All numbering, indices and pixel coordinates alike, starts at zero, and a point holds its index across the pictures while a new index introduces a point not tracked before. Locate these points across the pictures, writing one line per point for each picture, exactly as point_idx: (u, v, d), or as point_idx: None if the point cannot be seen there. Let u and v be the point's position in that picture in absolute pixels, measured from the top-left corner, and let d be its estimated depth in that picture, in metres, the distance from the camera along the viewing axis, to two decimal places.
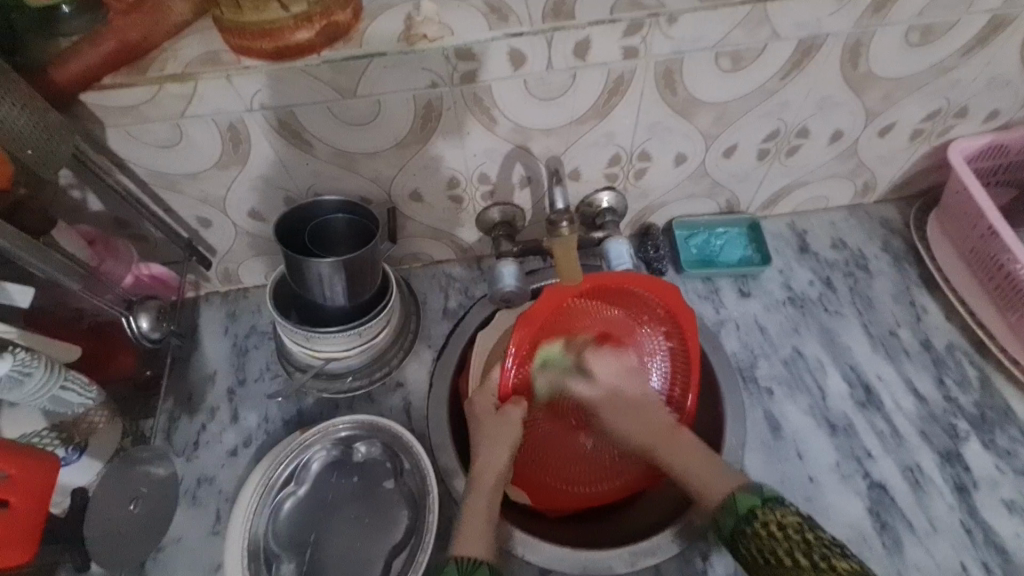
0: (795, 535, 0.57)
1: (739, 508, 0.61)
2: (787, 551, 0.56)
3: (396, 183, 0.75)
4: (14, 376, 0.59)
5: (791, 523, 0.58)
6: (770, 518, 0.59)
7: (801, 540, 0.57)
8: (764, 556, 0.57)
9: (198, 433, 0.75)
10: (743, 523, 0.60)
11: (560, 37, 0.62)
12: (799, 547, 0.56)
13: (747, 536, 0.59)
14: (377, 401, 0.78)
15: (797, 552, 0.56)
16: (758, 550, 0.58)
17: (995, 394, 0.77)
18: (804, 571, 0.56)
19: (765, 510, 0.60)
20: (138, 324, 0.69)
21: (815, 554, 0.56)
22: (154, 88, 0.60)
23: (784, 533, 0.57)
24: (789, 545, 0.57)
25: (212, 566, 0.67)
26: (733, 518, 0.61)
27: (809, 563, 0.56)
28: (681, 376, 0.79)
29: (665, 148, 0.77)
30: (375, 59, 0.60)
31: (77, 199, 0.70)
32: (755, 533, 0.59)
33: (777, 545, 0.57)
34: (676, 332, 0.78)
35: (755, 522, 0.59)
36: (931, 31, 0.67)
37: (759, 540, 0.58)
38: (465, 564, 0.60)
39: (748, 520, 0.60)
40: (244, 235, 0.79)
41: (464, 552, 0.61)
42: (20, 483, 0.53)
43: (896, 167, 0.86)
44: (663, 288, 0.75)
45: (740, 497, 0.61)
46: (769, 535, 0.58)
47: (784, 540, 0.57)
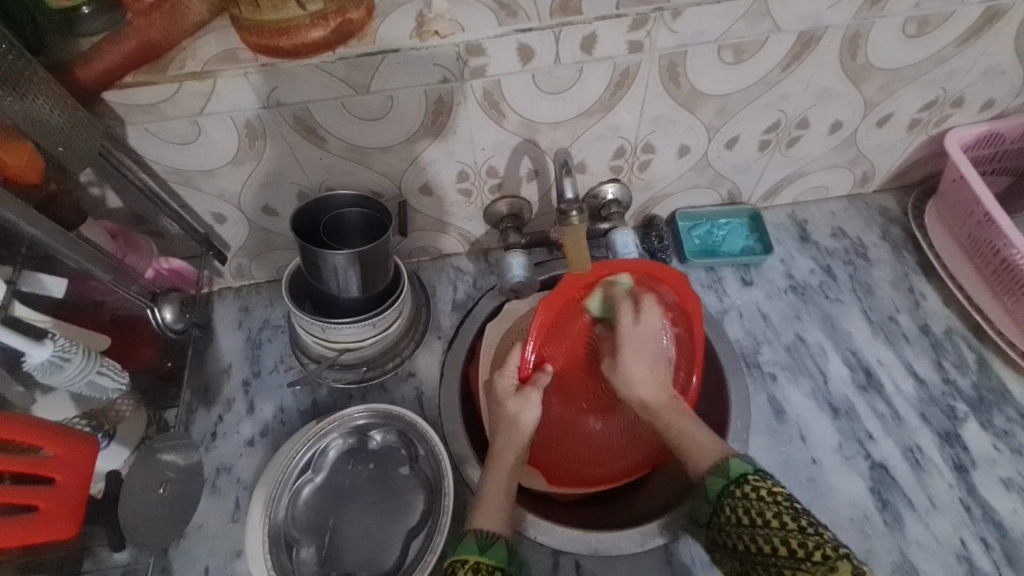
0: (784, 501, 0.57)
1: (731, 472, 0.61)
2: (773, 513, 0.56)
3: (406, 177, 0.77)
4: (54, 361, 0.61)
5: (782, 491, 0.58)
6: (762, 484, 0.59)
7: (788, 506, 0.56)
8: (748, 518, 0.57)
9: (215, 424, 0.77)
10: (732, 485, 0.60)
11: (568, 32, 0.63)
12: (785, 511, 0.56)
13: (736, 497, 0.59)
14: (390, 390, 0.80)
15: (784, 516, 0.56)
16: (744, 509, 0.58)
17: (993, 376, 0.79)
18: (787, 533, 0.55)
19: (756, 478, 0.60)
20: (162, 315, 0.71)
21: (801, 519, 0.56)
22: (174, 86, 0.62)
23: (773, 498, 0.57)
24: (776, 509, 0.56)
25: (233, 552, 0.69)
26: (723, 481, 0.61)
27: (793, 526, 0.55)
28: (686, 365, 0.81)
29: (669, 140, 0.78)
30: (388, 56, 0.62)
31: (97, 196, 0.72)
32: (744, 495, 0.59)
33: (764, 508, 0.57)
34: (685, 320, 0.79)
35: (744, 485, 0.59)
36: (927, 22, 0.69)
37: (747, 501, 0.58)
38: (482, 538, 0.62)
39: (739, 483, 0.60)
40: (258, 231, 0.81)
41: (482, 524, 0.63)
42: (67, 464, 0.55)
43: (894, 157, 0.88)
44: (675, 277, 0.75)
45: (733, 462, 0.62)
46: (757, 498, 0.58)
47: (773, 503, 0.57)
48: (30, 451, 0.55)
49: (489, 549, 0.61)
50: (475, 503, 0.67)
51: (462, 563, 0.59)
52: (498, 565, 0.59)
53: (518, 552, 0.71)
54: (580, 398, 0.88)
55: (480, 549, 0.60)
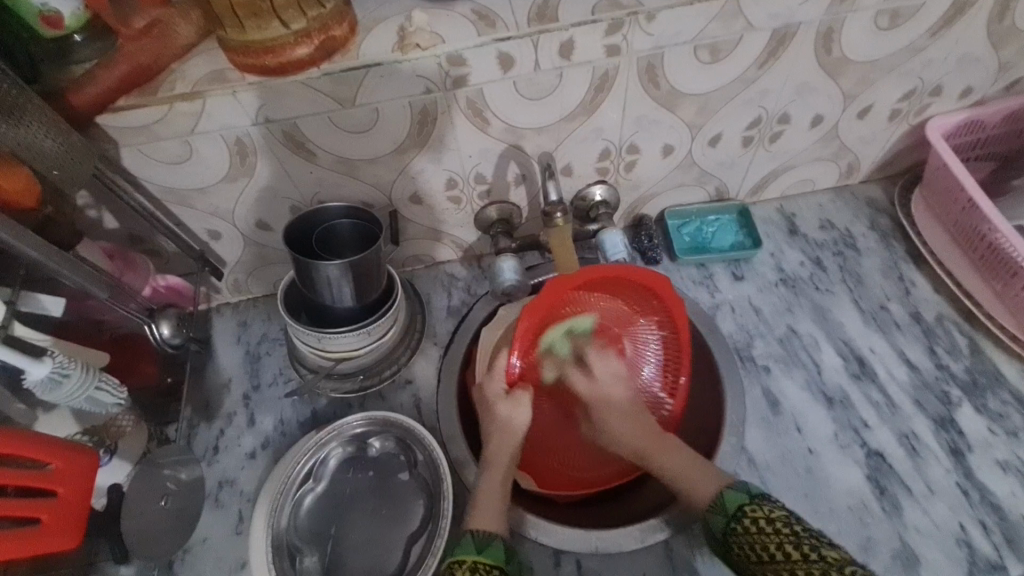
0: (784, 528, 0.59)
1: (728, 507, 0.63)
2: (778, 545, 0.58)
3: (396, 187, 0.79)
4: (53, 377, 0.62)
5: (779, 517, 0.60)
6: (759, 513, 0.61)
7: (790, 532, 0.58)
8: (756, 552, 0.59)
9: (216, 438, 0.78)
10: (732, 522, 0.62)
11: (545, 39, 0.65)
12: (787, 540, 0.58)
13: (738, 534, 0.61)
14: (388, 398, 0.81)
15: (788, 546, 0.58)
16: (749, 546, 0.60)
17: (985, 361, 0.80)
18: (794, 564, 0.57)
19: (752, 507, 0.61)
20: (159, 330, 0.73)
21: (804, 546, 0.57)
22: (165, 108, 0.63)
23: (774, 527, 0.59)
24: (779, 539, 0.58)
25: (237, 564, 0.70)
26: (722, 518, 0.62)
27: (798, 555, 0.57)
28: (673, 360, 0.82)
29: (653, 141, 0.80)
30: (371, 70, 0.64)
31: (94, 218, 0.73)
32: (746, 530, 0.60)
33: (768, 540, 0.59)
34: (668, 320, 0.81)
35: (744, 519, 0.61)
36: (898, 14, 0.71)
37: (750, 536, 0.60)
38: (481, 537, 0.63)
39: (738, 518, 0.61)
40: (253, 246, 0.83)
41: (480, 525, 0.64)
42: (69, 476, 0.56)
43: (877, 147, 0.89)
44: (656, 278, 0.77)
45: (728, 495, 0.63)
46: (759, 530, 0.60)
47: (775, 534, 0.59)
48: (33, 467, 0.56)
49: (486, 551, 0.62)
50: (472, 504, 0.68)
51: (460, 563, 0.60)
52: (495, 564, 0.61)
53: (521, 554, 0.71)
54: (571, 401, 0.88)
55: (478, 551, 0.61)
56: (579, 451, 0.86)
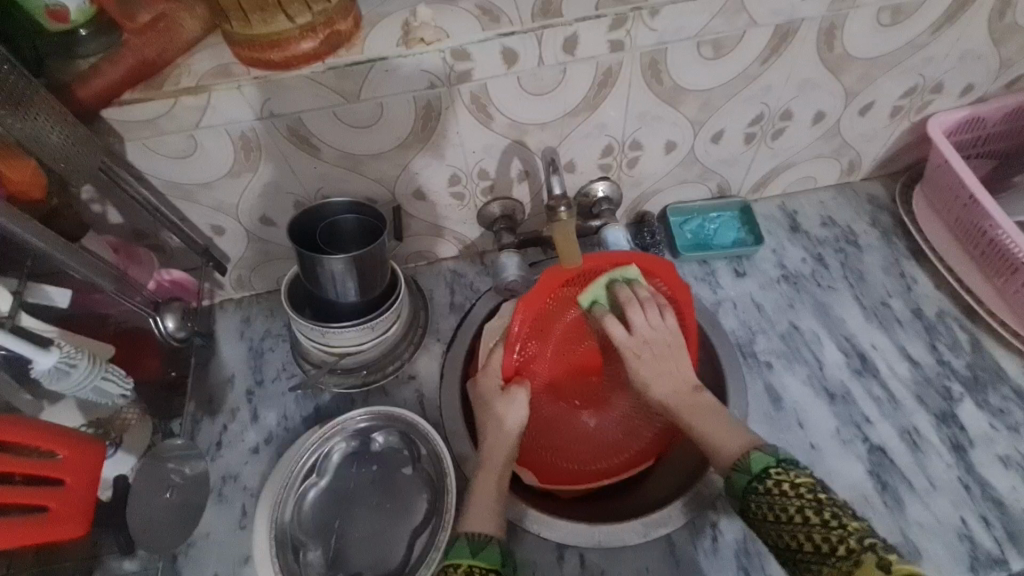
0: (807, 494, 0.57)
1: (754, 467, 0.61)
2: (798, 508, 0.57)
3: (400, 183, 0.79)
4: (61, 367, 0.62)
5: (805, 482, 0.58)
6: (784, 477, 0.59)
7: (812, 498, 0.57)
8: (774, 512, 0.58)
9: (220, 433, 0.78)
10: (755, 480, 0.60)
11: (549, 34, 0.65)
12: (809, 505, 0.56)
13: (760, 493, 0.60)
14: (391, 393, 0.81)
15: (807, 510, 0.56)
16: (767, 505, 0.59)
17: (986, 356, 0.80)
18: (811, 528, 0.56)
19: (778, 470, 0.60)
20: (164, 323, 0.73)
21: (825, 512, 0.56)
22: (172, 101, 0.64)
23: (796, 492, 0.57)
24: (800, 504, 0.57)
25: (240, 558, 0.70)
26: (746, 477, 0.61)
27: (817, 520, 0.55)
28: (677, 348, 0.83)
29: (655, 136, 0.80)
30: (376, 65, 0.64)
31: (98, 213, 0.73)
32: (768, 490, 0.59)
33: (788, 503, 0.57)
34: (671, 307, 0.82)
35: (767, 480, 0.60)
36: (900, 11, 0.71)
37: (770, 497, 0.59)
38: (476, 540, 0.62)
39: (762, 478, 0.60)
40: (256, 241, 0.83)
41: (475, 528, 0.64)
42: (76, 465, 0.57)
43: (879, 144, 0.90)
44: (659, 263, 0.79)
45: (756, 456, 0.62)
46: (781, 493, 0.58)
47: (795, 497, 0.57)
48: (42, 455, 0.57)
49: (481, 554, 0.61)
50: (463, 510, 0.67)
51: (455, 567, 0.60)
52: (491, 567, 0.60)
53: (524, 549, 0.71)
54: (571, 394, 0.88)
55: (472, 555, 0.61)
56: (580, 442, 0.87)
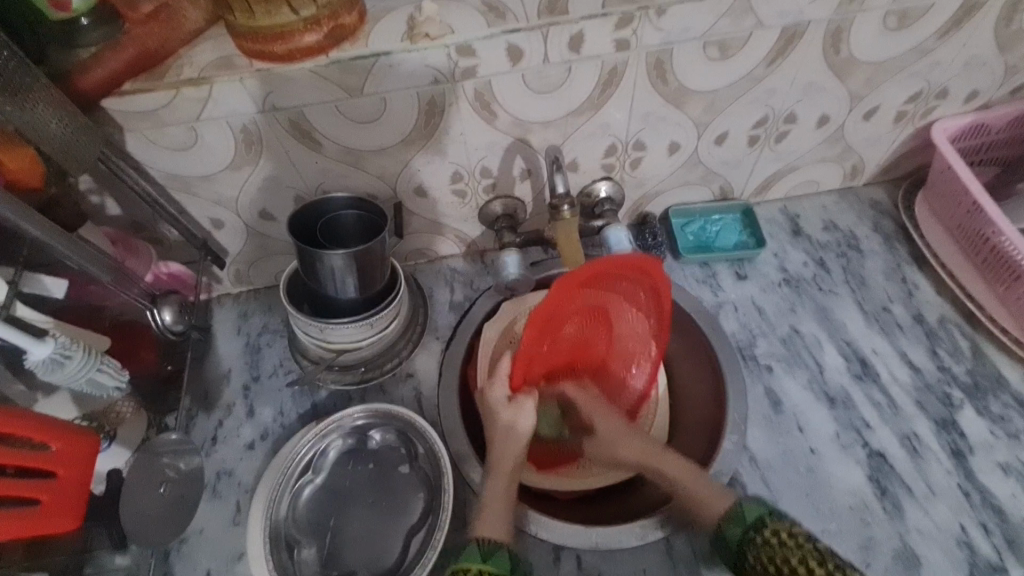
0: (805, 543, 0.60)
1: (747, 518, 0.64)
2: (800, 559, 0.59)
3: (401, 179, 0.78)
4: (55, 358, 0.61)
5: (800, 532, 0.61)
6: (779, 527, 0.62)
7: (811, 547, 0.60)
8: (774, 564, 0.60)
9: (215, 429, 0.78)
10: (752, 532, 0.62)
11: (555, 32, 0.65)
12: (809, 555, 0.59)
13: (757, 545, 0.62)
14: (388, 391, 0.80)
15: (810, 561, 0.59)
16: (768, 557, 0.60)
17: (987, 363, 0.80)
18: None
19: (773, 520, 0.63)
20: (162, 317, 0.72)
21: (826, 562, 0.59)
22: (172, 92, 0.63)
23: (795, 542, 0.60)
24: (801, 554, 0.59)
25: (233, 555, 0.69)
26: (741, 527, 0.63)
27: (821, 571, 0.58)
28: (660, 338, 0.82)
29: (660, 137, 0.79)
30: (380, 59, 0.64)
31: (97, 204, 0.73)
32: (766, 542, 0.61)
33: (788, 553, 0.60)
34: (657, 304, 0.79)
35: (764, 531, 0.62)
36: (907, 15, 0.71)
37: (771, 548, 0.61)
38: (486, 545, 0.62)
39: (757, 530, 0.62)
40: (255, 236, 0.82)
41: (485, 533, 0.64)
42: (69, 459, 0.56)
43: (882, 149, 0.89)
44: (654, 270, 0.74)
45: (747, 508, 0.64)
46: (779, 543, 0.61)
47: (795, 548, 0.59)
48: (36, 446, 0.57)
49: (491, 559, 0.61)
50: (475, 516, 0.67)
51: (465, 573, 0.60)
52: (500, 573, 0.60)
53: (521, 550, 0.71)
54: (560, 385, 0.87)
55: (483, 559, 0.61)
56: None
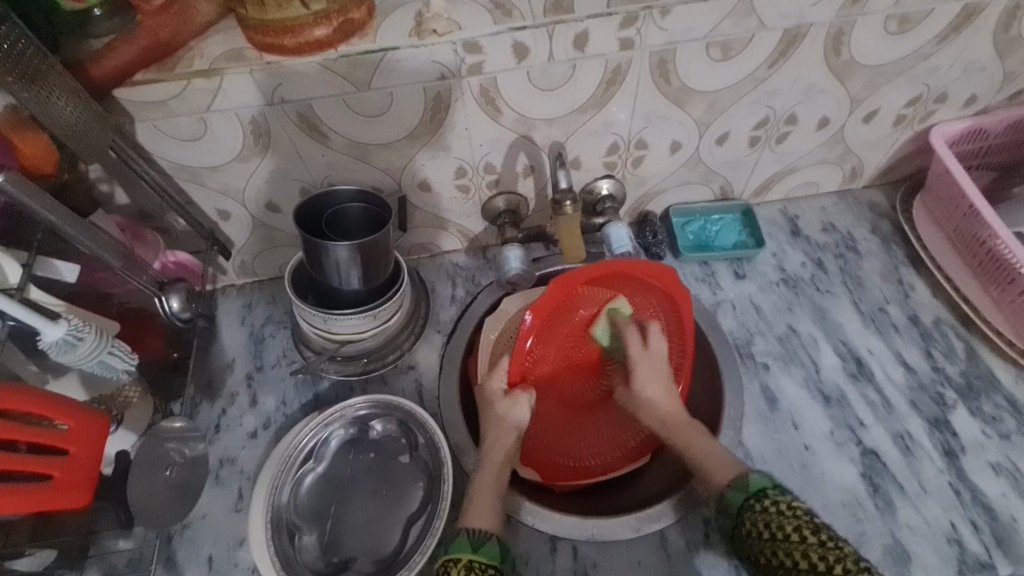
0: (803, 515, 0.59)
1: (750, 487, 0.64)
2: (795, 526, 0.58)
3: (406, 174, 0.79)
4: (68, 339, 0.62)
5: (800, 505, 0.60)
6: (780, 498, 0.61)
7: (807, 519, 0.59)
8: (769, 531, 0.60)
9: (219, 417, 0.79)
10: (752, 499, 0.63)
11: (561, 29, 0.66)
12: (805, 525, 0.58)
13: (754, 510, 0.62)
14: (390, 382, 0.82)
15: (804, 530, 0.58)
16: (765, 523, 0.60)
17: (981, 365, 0.81)
18: (808, 547, 0.57)
19: (775, 492, 0.62)
20: (169, 304, 0.74)
21: (821, 531, 0.58)
22: (182, 83, 0.64)
23: (792, 512, 0.60)
24: (797, 522, 0.59)
25: (235, 541, 0.70)
26: (743, 495, 0.63)
27: (814, 539, 0.57)
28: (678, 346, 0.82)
29: (661, 136, 0.81)
30: (388, 53, 0.65)
31: (106, 192, 0.74)
32: (763, 510, 0.61)
33: (786, 522, 0.59)
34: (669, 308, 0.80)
35: (764, 500, 0.62)
36: (907, 19, 0.72)
37: (767, 515, 0.60)
38: (477, 536, 0.63)
39: (757, 498, 0.62)
40: (261, 227, 0.83)
41: (476, 523, 0.65)
42: (79, 437, 0.57)
43: (881, 152, 0.91)
44: (661, 271, 0.75)
45: (752, 477, 0.64)
46: (777, 512, 0.60)
47: (792, 517, 0.59)
48: (46, 424, 0.58)
49: (482, 548, 0.62)
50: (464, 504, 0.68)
51: (455, 562, 0.61)
52: (490, 562, 0.61)
53: (518, 541, 0.72)
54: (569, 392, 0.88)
55: (473, 548, 0.62)
56: (576, 438, 0.86)
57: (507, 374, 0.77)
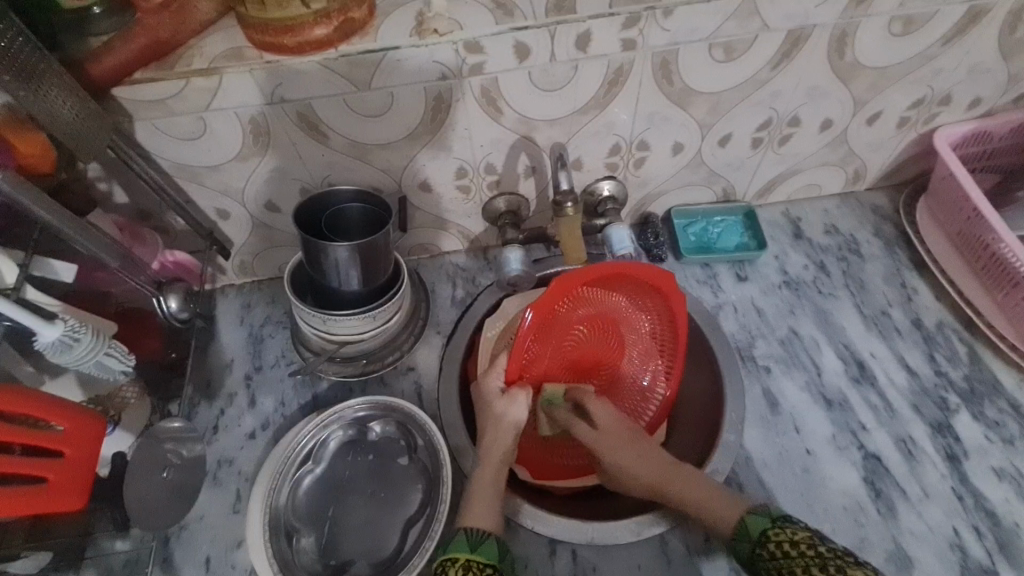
0: (808, 550, 0.58)
1: (752, 533, 0.62)
2: (803, 566, 0.57)
3: (406, 174, 0.79)
4: (64, 341, 0.62)
5: (803, 539, 0.59)
6: (782, 536, 0.61)
7: (814, 554, 0.58)
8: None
9: (217, 417, 0.78)
10: (758, 547, 0.61)
11: (564, 29, 0.66)
12: (812, 563, 0.57)
13: (765, 560, 0.61)
14: (389, 383, 0.81)
15: (812, 567, 0.57)
16: (777, 569, 0.59)
17: (984, 369, 0.80)
18: None
19: (776, 530, 0.61)
20: (167, 304, 0.73)
21: (829, 566, 0.57)
22: (182, 82, 0.64)
23: (798, 550, 0.59)
24: (804, 562, 0.58)
25: (233, 542, 0.70)
26: (747, 544, 0.62)
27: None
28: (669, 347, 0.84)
29: (663, 137, 0.80)
30: (389, 53, 0.64)
31: (105, 191, 0.73)
32: (772, 556, 0.60)
33: (793, 565, 0.58)
34: (664, 309, 0.81)
35: (768, 545, 0.61)
36: (912, 21, 0.71)
37: (777, 561, 0.60)
38: (474, 535, 0.63)
39: (762, 544, 0.61)
40: (260, 227, 0.83)
41: (473, 522, 0.64)
42: (75, 439, 0.57)
43: (884, 155, 0.90)
44: (657, 273, 0.75)
45: (750, 521, 0.63)
46: (785, 555, 0.59)
47: (798, 557, 0.58)
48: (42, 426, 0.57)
49: (479, 549, 0.62)
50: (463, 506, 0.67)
51: (453, 561, 0.60)
52: (488, 563, 0.61)
53: (517, 544, 0.71)
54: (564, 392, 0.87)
55: (471, 548, 0.61)
56: (572, 437, 0.86)
57: (503, 375, 0.76)
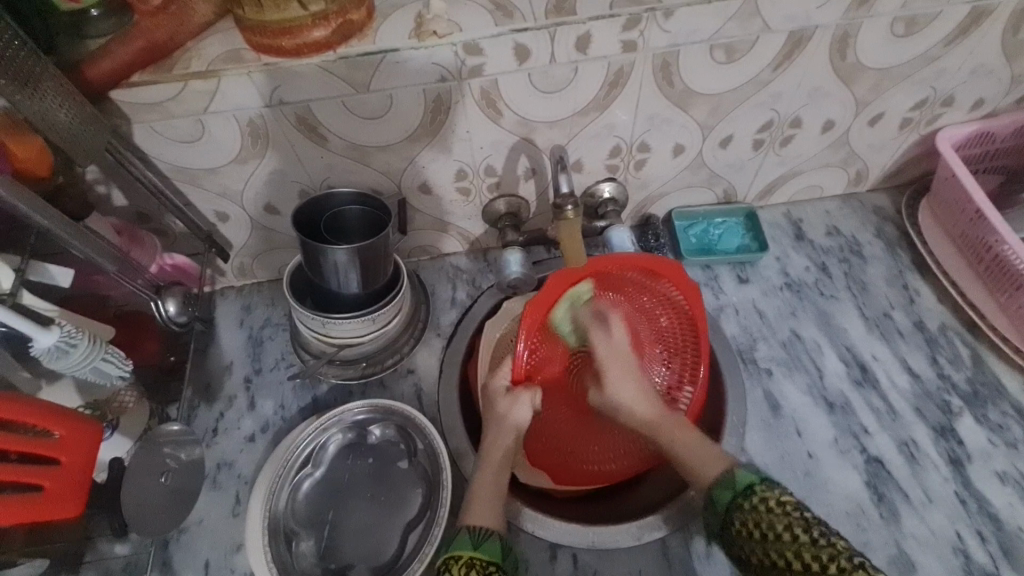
0: (792, 511, 0.56)
1: (738, 484, 0.60)
2: (784, 525, 0.55)
3: (406, 176, 0.79)
4: (59, 348, 0.62)
5: (790, 500, 0.57)
6: (768, 493, 0.58)
7: (798, 515, 0.56)
8: (758, 531, 0.56)
9: (216, 421, 0.78)
10: (738, 497, 0.59)
11: (563, 30, 0.65)
12: (795, 522, 0.55)
13: (743, 510, 0.58)
14: (388, 386, 0.81)
15: (795, 528, 0.55)
16: (753, 522, 0.57)
17: (987, 371, 0.80)
18: (800, 546, 0.54)
19: (763, 487, 0.59)
20: (166, 308, 0.72)
21: (811, 529, 0.55)
22: (179, 85, 0.63)
23: (782, 508, 0.56)
24: (788, 521, 0.55)
25: (232, 546, 0.70)
26: (730, 493, 0.60)
27: (805, 538, 0.54)
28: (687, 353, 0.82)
29: (664, 139, 0.80)
30: (387, 55, 0.64)
31: (103, 193, 0.73)
32: (752, 507, 0.58)
33: (775, 521, 0.56)
34: (680, 311, 0.81)
35: (752, 497, 0.58)
36: (915, 22, 0.71)
37: (756, 514, 0.57)
38: (477, 534, 0.62)
39: (746, 495, 0.59)
40: (260, 230, 0.83)
41: (476, 521, 0.63)
42: (71, 446, 0.57)
43: (886, 156, 0.90)
44: (667, 265, 0.75)
45: (739, 474, 0.61)
46: (767, 510, 0.57)
47: (782, 514, 0.56)
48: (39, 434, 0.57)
49: (483, 546, 0.61)
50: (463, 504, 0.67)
51: (456, 559, 0.60)
52: (491, 560, 0.60)
53: (517, 548, 0.71)
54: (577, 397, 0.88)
55: (474, 547, 0.61)
56: (584, 444, 0.86)
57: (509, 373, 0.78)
